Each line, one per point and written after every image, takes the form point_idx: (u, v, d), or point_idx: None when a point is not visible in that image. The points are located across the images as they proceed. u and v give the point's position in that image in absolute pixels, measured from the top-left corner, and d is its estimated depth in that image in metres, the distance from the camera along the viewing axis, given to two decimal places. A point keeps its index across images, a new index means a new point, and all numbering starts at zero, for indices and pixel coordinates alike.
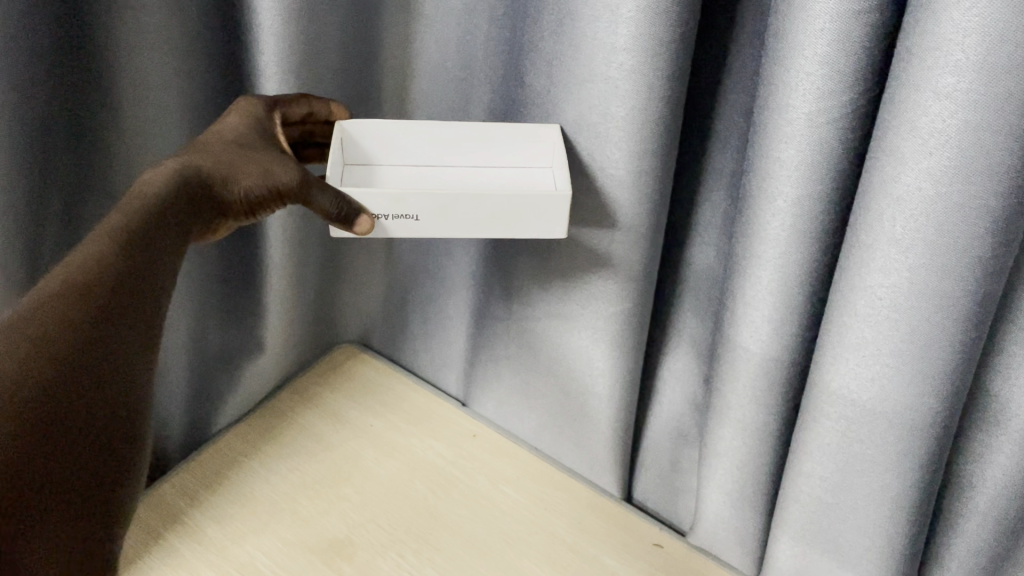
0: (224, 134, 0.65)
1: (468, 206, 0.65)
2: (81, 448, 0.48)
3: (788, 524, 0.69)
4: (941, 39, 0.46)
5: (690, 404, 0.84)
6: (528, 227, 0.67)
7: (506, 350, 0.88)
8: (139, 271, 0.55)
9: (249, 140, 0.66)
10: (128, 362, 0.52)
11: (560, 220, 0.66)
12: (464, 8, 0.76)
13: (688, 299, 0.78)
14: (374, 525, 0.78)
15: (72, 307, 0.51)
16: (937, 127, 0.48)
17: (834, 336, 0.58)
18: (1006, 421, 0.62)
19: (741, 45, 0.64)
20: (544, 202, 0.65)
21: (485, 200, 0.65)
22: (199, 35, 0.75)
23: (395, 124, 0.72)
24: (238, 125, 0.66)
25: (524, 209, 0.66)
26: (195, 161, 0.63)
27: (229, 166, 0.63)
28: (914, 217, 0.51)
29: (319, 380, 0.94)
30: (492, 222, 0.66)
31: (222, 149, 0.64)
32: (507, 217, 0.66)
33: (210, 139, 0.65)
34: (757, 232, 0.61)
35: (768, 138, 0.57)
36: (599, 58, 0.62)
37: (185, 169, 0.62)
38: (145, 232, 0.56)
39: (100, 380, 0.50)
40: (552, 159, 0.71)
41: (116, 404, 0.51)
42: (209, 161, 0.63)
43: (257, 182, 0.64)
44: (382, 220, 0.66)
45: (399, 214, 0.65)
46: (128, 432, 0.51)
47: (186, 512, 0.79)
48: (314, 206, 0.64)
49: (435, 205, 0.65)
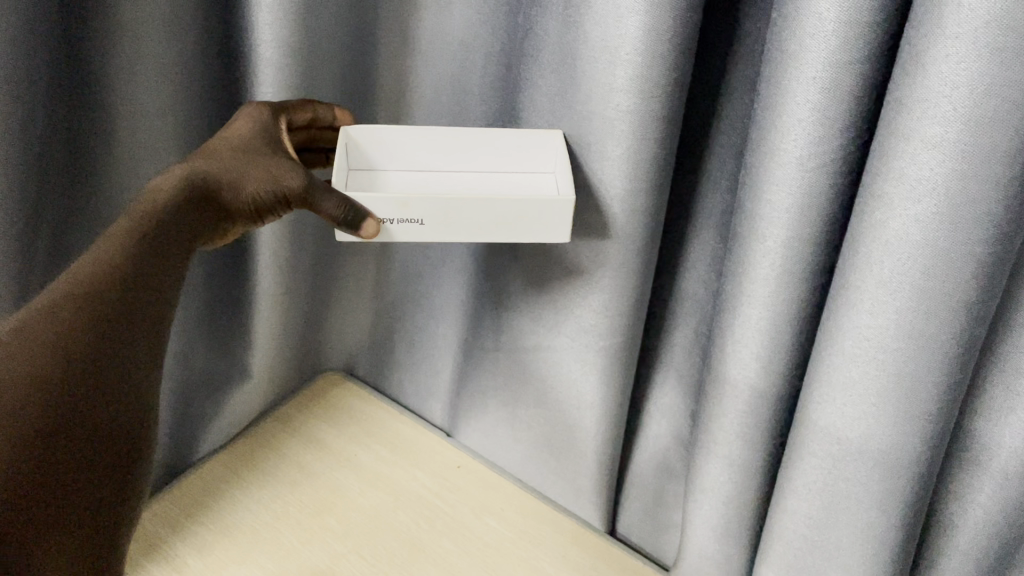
0: (231, 139, 0.64)
1: (473, 209, 0.65)
2: (82, 453, 0.48)
3: (773, 560, 0.70)
4: (930, 90, 0.48)
5: (676, 439, 0.84)
6: (534, 228, 0.66)
7: (495, 381, 0.88)
8: (148, 280, 0.54)
9: (256, 143, 0.64)
10: (133, 373, 0.52)
11: (562, 221, 0.66)
12: (461, 45, 0.78)
13: (676, 335, 0.80)
14: (355, 554, 0.78)
15: (79, 314, 0.51)
16: (924, 175, 0.49)
17: (822, 377, 0.59)
18: (986, 461, 0.64)
19: (733, 88, 0.66)
20: (548, 207, 0.65)
21: (491, 203, 0.65)
22: (198, 65, 0.76)
23: (397, 129, 0.72)
24: (244, 130, 0.65)
25: (530, 213, 0.66)
26: (203, 168, 0.62)
27: (236, 172, 0.63)
28: (902, 261, 0.52)
29: (303, 409, 0.94)
30: (495, 225, 0.66)
31: (228, 154, 0.63)
32: (510, 220, 0.66)
33: (216, 143, 0.64)
34: (747, 270, 0.62)
35: (760, 180, 0.58)
36: (596, 98, 0.63)
37: (190, 175, 0.61)
38: (155, 243, 0.56)
39: (108, 399, 0.50)
40: (556, 166, 0.71)
41: (128, 416, 0.51)
42: (215, 167, 0.62)
43: (266, 187, 0.63)
44: (388, 226, 0.65)
45: (405, 218, 0.65)
46: (139, 441, 0.52)
47: (167, 540, 0.78)
48: (320, 211, 0.63)
49: (441, 209, 0.65)
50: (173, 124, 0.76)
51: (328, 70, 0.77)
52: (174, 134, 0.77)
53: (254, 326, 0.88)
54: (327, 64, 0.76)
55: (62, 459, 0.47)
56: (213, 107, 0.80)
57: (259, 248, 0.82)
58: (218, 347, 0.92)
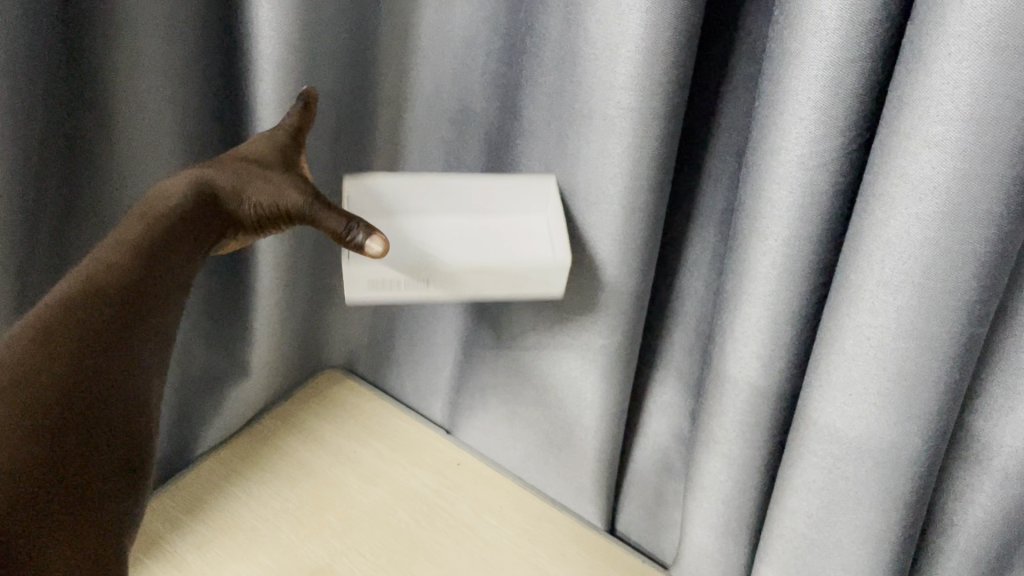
0: (246, 154, 0.65)
1: (474, 279, 0.70)
2: (82, 445, 0.48)
3: (772, 559, 0.70)
4: (932, 89, 0.47)
5: (676, 437, 0.84)
6: (534, 286, 0.71)
7: (495, 379, 0.88)
8: (148, 281, 0.55)
9: (271, 160, 0.65)
10: (130, 368, 0.52)
11: (558, 283, 0.70)
12: (462, 43, 0.77)
13: (677, 334, 0.79)
14: (356, 552, 0.78)
15: (81, 311, 0.51)
16: (925, 174, 0.49)
17: (823, 375, 0.59)
18: (986, 461, 0.64)
19: (734, 86, 0.66)
20: (545, 271, 0.69)
21: (491, 275, 0.70)
22: (198, 62, 0.75)
23: (398, 180, 0.73)
24: (261, 147, 0.66)
25: (529, 275, 0.70)
26: (213, 177, 0.63)
27: (245, 184, 0.63)
28: (903, 260, 0.52)
29: (304, 407, 0.94)
30: (498, 286, 0.71)
31: (240, 166, 0.64)
32: (512, 282, 0.71)
33: (230, 155, 0.65)
34: (748, 269, 0.62)
35: (761, 179, 0.58)
36: (596, 96, 0.63)
37: (198, 182, 0.62)
38: (158, 247, 0.57)
39: (108, 394, 0.50)
40: (557, 164, 0.70)
41: (125, 413, 0.51)
42: (225, 177, 0.63)
43: (274, 202, 0.63)
44: (399, 291, 0.70)
45: (414, 287, 0.70)
46: (134, 442, 0.51)
47: (166, 537, 0.78)
48: (325, 229, 0.63)
49: (445, 276, 0.69)
50: (173, 120, 0.76)
51: (329, 67, 0.77)
52: (174, 130, 0.76)
53: (253, 324, 0.88)
54: (327, 61, 0.76)
55: (64, 450, 0.46)
56: (213, 103, 0.79)
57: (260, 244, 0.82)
58: (217, 344, 0.92)
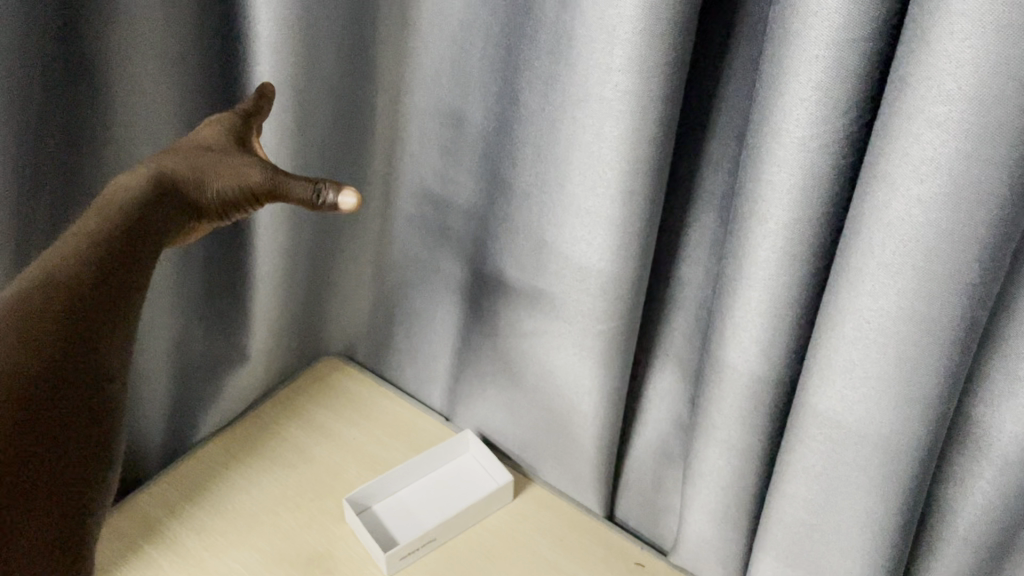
0: (197, 142, 0.64)
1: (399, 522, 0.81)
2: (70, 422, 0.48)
3: (771, 544, 0.70)
4: (934, 69, 0.47)
5: (675, 424, 0.84)
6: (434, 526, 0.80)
7: (493, 366, 0.88)
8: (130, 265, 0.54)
9: (223, 144, 0.64)
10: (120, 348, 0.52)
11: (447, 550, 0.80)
12: (460, 26, 0.76)
13: (676, 319, 0.79)
14: (355, 536, 0.78)
15: (71, 295, 0.50)
16: (927, 155, 0.49)
17: (823, 360, 0.59)
18: (987, 446, 0.63)
19: (735, 69, 0.65)
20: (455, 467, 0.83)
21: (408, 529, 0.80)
22: (194, 44, 0.75)
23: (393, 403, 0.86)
24: (211, 134, 0.65)
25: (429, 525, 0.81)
26: (170, 167, 0.61)
27: (204, 171, 0.62)
28: (904, 242, 0.52)
29: (302, 393, 0.93)
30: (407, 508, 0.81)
31: (193, 153, 0.62)
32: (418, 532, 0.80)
33: (181, 144, 0.64)
34: (747, 253, 0.61)
35: (761, 161, 0.58)
36: (594, 78, 0.62)
37: (159, 175, 0.60)
38: (131, 238, 0.55)
39: (97, 370, 0.50)
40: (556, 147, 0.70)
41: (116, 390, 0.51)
42: (183, 166, 0.61)
43: (234, 183, 0.62)
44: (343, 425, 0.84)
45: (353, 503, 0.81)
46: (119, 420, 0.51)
47: (163, 523, 0.79)
48: (291, 197, 0.62)
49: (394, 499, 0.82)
50: (169, 103, 0.76)
51: (325, 51, 0.76)
52: (170, 114, 0.76)
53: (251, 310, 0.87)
54: (323, 45, 0.75)
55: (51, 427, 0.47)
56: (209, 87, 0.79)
57: (258, 229, 0.82)
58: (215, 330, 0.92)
